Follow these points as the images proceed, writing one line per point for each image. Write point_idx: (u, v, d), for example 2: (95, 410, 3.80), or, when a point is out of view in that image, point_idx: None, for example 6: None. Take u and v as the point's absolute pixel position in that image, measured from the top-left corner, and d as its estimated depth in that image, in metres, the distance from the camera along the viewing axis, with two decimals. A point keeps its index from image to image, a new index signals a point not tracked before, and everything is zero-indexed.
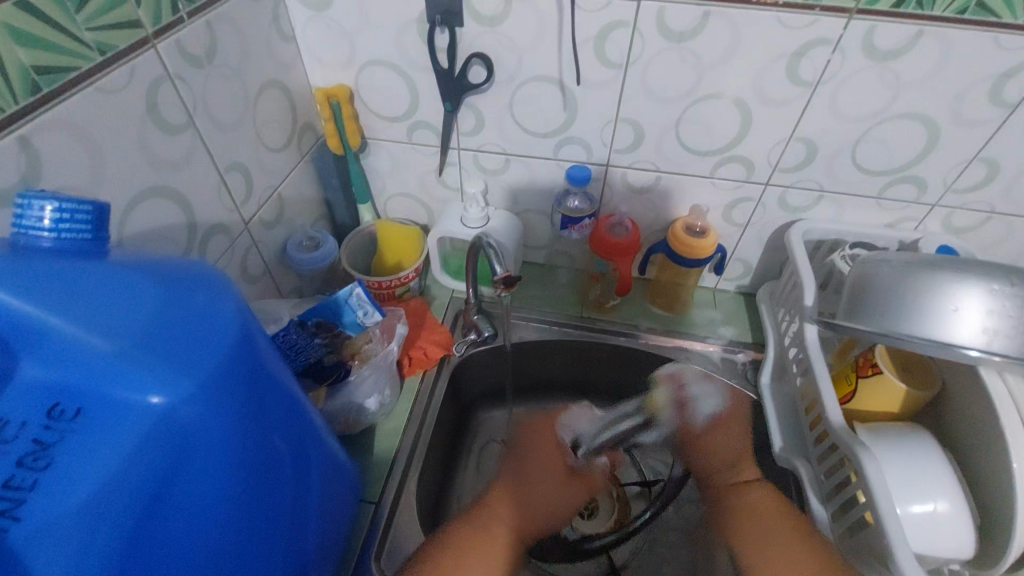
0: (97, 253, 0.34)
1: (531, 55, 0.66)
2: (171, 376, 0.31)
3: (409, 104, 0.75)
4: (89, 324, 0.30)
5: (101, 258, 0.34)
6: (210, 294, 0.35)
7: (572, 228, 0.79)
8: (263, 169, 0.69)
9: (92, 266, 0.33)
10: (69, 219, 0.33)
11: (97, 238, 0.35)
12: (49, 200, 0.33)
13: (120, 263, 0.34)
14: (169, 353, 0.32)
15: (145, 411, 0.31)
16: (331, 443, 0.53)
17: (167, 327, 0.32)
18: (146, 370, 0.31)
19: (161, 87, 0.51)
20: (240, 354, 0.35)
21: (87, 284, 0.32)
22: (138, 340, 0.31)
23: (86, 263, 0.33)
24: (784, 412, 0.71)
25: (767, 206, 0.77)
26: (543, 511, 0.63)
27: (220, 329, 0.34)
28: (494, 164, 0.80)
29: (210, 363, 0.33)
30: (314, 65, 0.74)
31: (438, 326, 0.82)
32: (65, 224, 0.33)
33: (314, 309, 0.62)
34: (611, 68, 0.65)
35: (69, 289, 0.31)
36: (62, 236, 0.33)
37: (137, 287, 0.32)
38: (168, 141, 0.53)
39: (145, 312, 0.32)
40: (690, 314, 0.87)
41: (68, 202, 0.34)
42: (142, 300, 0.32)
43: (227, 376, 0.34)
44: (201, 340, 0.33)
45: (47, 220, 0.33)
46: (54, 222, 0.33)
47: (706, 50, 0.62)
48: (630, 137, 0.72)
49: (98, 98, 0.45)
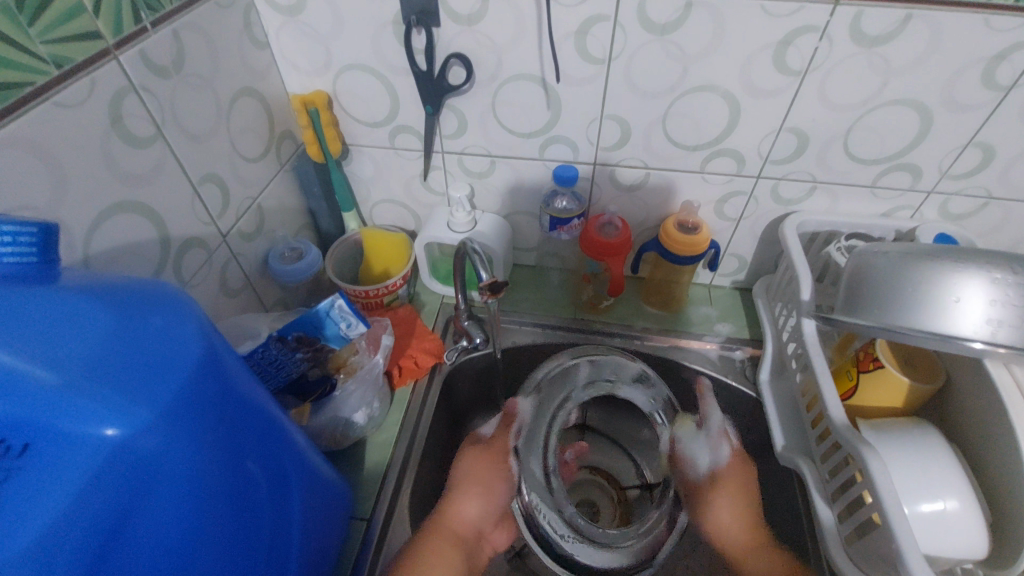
0: (42, 276, 0.33)
1: (511, 52, 0.64)
2: (127, 405, 0.30)
3: (389, 109, 0.73)
4: (36, 354, 0.29)
5: (50, 284, 0.32)
6: (168, 318, 0.34)
7: (561, 229, 0.77)
8: (241, 180, 0.67)
9: (40, 293, 0.31)
10: (12, 241, 0.32)
11: (41, 261, 0.33)
12: None
13: (72, 288, 0.32)
14: (122, 383, 0.30)
15: (96, 443, 0.29)
16: (314, 463, 0.51)
17: (121, 355, 0.31)
18: (98, 401, 0.29)
19: (125, 99, 0.49)
20: (201, 380, 0.34)
21: (33, 312, 0.30)
22: (87, 368, 0.29)
23: (34, 290, 0.31)
24: (785, 409, 0.70)
25: (760, 199, 0.75)
26: (495, 491, 0.71)
27: (179, 355, 0.33)
28: (479, 166, 0.78)
29: (169, 389, 0.32)
30: (290, 71, 0.72)
31: (429, 334, 0.81)
32: (5, 246, 0.32)
33: (293, 324, 0.60)
34: (594, 63, 0.63)
35: (12, 318, 0.29)
36: (5, 261, 0.32)
37: (88, 315, 0.31)
38: (135, 154, 0.51)
39: (96, 341, 0.30)
40: (686, 311, 0.85)
41: (9, 223, 0.32)
42: (94, 328, 0.31)
43: (187, 402, 0.33)
44: (157, 367, 0.32)
45: None
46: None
47: (690, 42, 0.60)
48: (617, 133, 0.70)
49: (56, 113, 0.43)
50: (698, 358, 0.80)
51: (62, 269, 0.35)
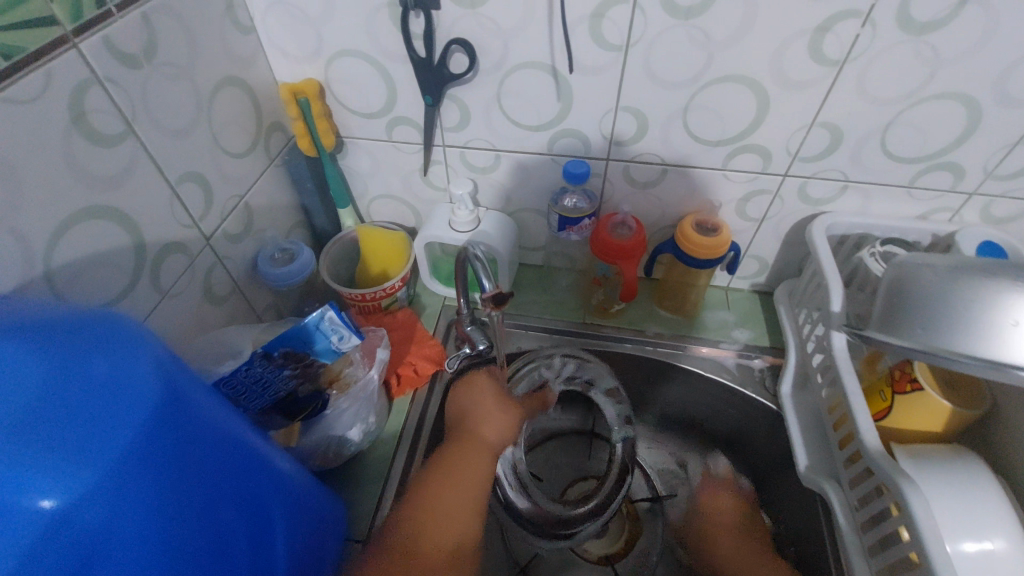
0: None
1: (519, 39, 0.59)
2: (64, 468, 0.27)
3: (386, 99, 0.68)
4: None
5: None
6: (115, 362, 0.31)
7: (571, 229, 0.72)
8: (225, 178, 0.62)
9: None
10: None
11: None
12: None
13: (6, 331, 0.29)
14: (58, 443, 0.27)
15: (29, 515, 0.26)
16: (305, 493, 0.48)
17: (55, 412, 0.28)
18: (31, 466, 0.26)
19: (88, 93, 0.44)
20: (155, 429, 0.31)
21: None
22: (16, 429, 0.27)
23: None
24: (808, 426, 0.66)
25: (786, 199, 0.69)
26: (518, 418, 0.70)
27: (127, 405, 0.30)
28: (483, 161, 0.73)
29: (116, 445, 0.29)
30: (278, 58, 0.66)
31: (429, 340, 0.77)
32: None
33: (280, 338, 0.54)
34: (610, 50, 0.58)
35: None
36: None
37: (21, 366, 0.28)
38: (102, 155, 0.46)
39: (28, 396, 0.27)
40: (701, 316, 0.80)
41: None
42: (24, 381, 0.28)
43: (138, 456, 0.30)
44: (100, 421, 0.29)
45: None
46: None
47: (717, 28, 0.54)
48: (632, 127, 0.64)
49: (7, 111, 0.38)
50: (713, 367, 0.76)
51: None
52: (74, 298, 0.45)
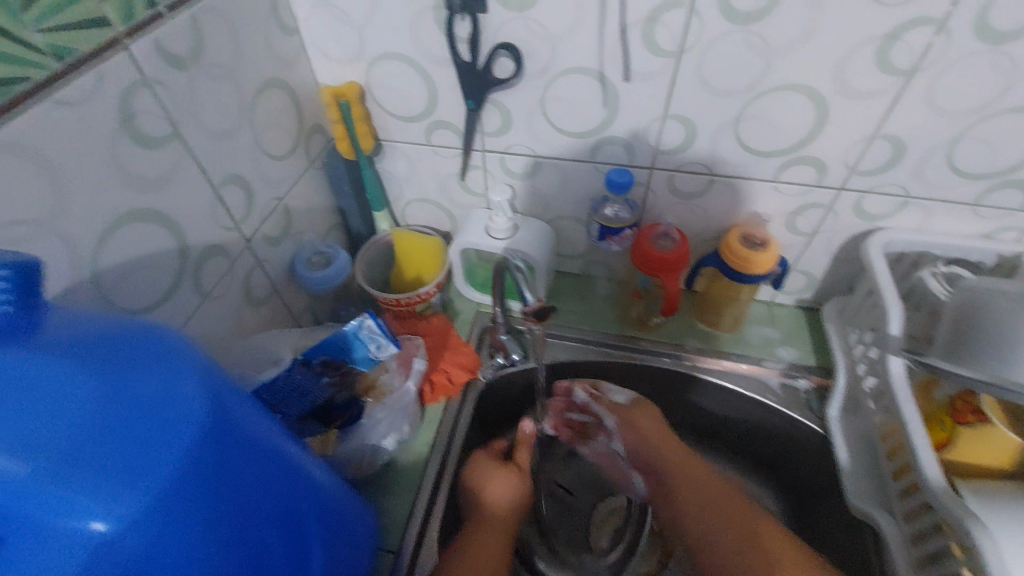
0: (21, 329, 0.29)
1: (567, 43, 0.57)
2: (113, 494, 0.26)
3: (427, 102, 0.67)
4: (9, 438, 0.25)
5: (33, 345, 0.28)
6: (166, 381, 0.30)
7: (611, 239, 0.70)
8: (266, 181, 0.62)
9: (17, 358, 0.27)
10: None
11: (20, 310, 0.29)
12: None
13: (58, 349, 0.29)
14: (108, 469, 0.27)
15: (80, 539, 0.26)
16: (341, 503, 0.47)
17: (106, 439, 0.27)
18: (81, 496, 0.26)
19: (138, 95, 0.44)
20: (204, 452, 0.30)
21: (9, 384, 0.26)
22: (68, 452, 0.26)
23: (10, 353, 0.27)
24: (859, 454, 0.63)
25: (840, 213, 0.66)
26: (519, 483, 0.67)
27: (175, 429, 0.29)
28: (522, 167, 0.71)
29: (165, 472, 0.28)
30: (321, 60, 0.66)
31: (463, 347, 0.75)
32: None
33: (318, 347, 0.55)
34: (661, 56, 0.56)
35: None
36: None
37: (73, 386, 0.27)
38: (149, 157, 0.46)
39: (79, 418, 0.27)
40: (743, 332, 0.78)
41: None
42: (75, 402, 0.27)
43: (187, 483, 0.29)
44: (150, 444, 0.28)
45: None
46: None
47: (777, 34, 0.52)
48: (681, 135, 0.62)
49: (59, 113, 0.38)
50: (756, 386, 0.73)
51: (48, 315, 0.31)
52: (118, 301, 0.45)
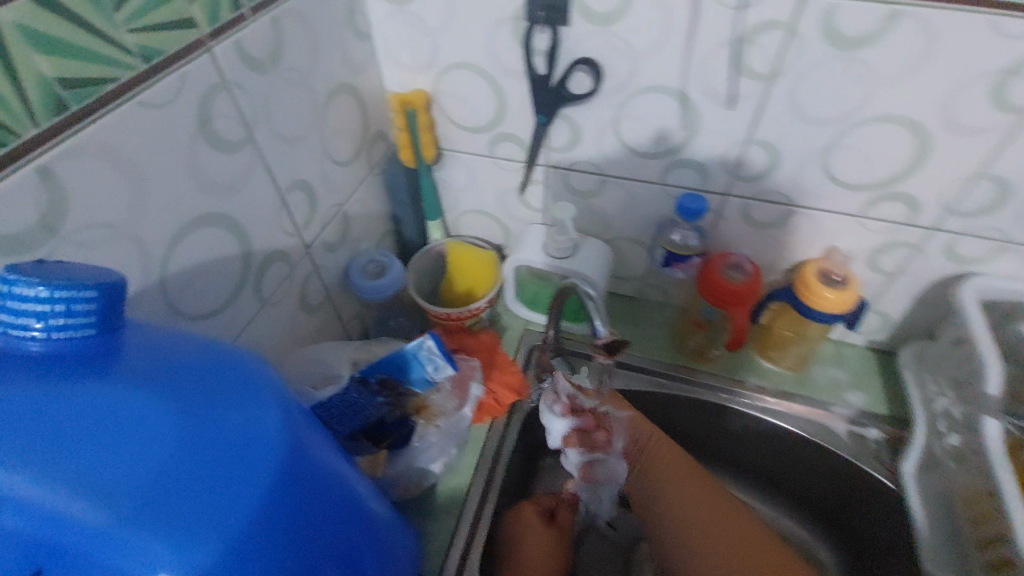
0: (100, 353, 0.26)
1: (650, 61, 0.54)
2: (187, 545, 0.23)
3: (495, 114, 0.65)
4: (80, 478, 0.23)
5: (112, 369, 0.26)
6: (248, 416, 0.27)
7: (678, 266, 0.67)
8: (329, 186, 0.60)
9: (93, 386, 0.25)
10: (66, 313, 0.25)
11: (100, 333, 0.27)
12: (41, 286, 0.25)
13: (137, 373, 0.26)
14: (182, 516, 0.24)
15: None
16: (396, 539, 0.43)
17: (182, 482, 0.24)
18: (152, 546, 0.23)
19: (216, 98, 0.43)
20: (282, 497, 0.27)
21: (82, 416, 0.24)
22: (142, 496, 0.23)
23: (86, 381, 0.25)
24: (936, 518, 0.58)
25: (929, 254, 0.61)
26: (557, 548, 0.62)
27: (254, 471, 0.26)
28: (587, 185, 0.69)
29: (240, 521, 0.25)
30: (390, 66, 0.64)
31: (511, 366, 0.72)
32: (57, 321, 0.25)
33: (376, 364, 0.54)
34: (752, 79, 0.52)
35: (54, 428, 0.23)
36: (55, 336, 0.25)
37: (148, 418, 0.24)
38: (223, 162, 0.45)
39: (156, 459, 0.24)
40: (808, 372, 0.73)
41: (64, 286, 0.25)
42: (152, 438, 0.24)
43: (261, 532, 0.26)
44: (228, 489, 0.25)
45: (39, 317, 0.25)
46: (44, 321, 0.25)
47: (884, 61, 0.48)
48: (763, 162, 0.59)
49: (141, 115, 0.37)
50: (822, 433, 0.69)
51: (126, 335, 0.28)
52: (183, 307, 0.43)
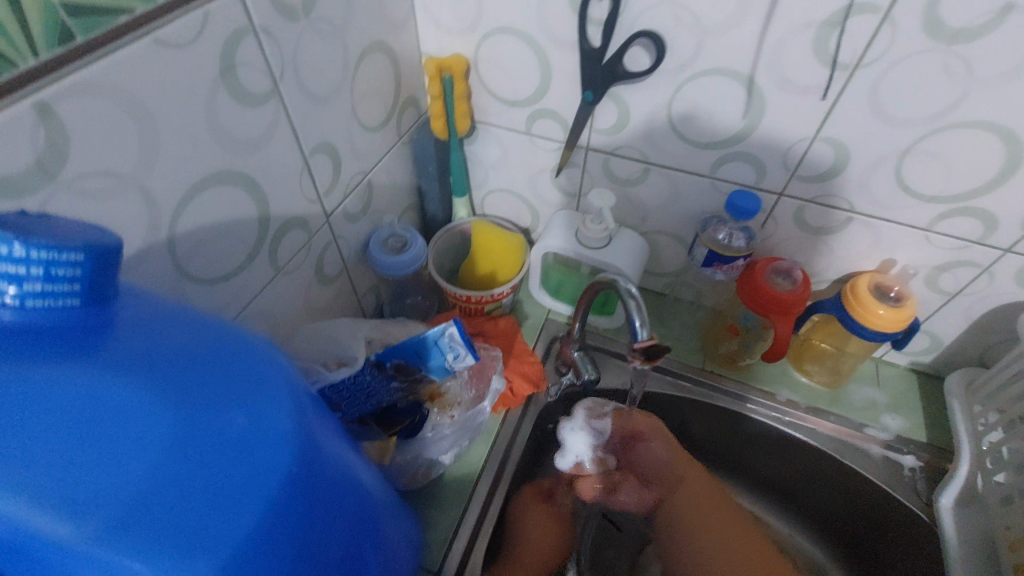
0: (83, 330, 0.22)
1: (718, 40, 0.49)
2: (176, 561, 0.20)
3: (537, 87, 0.60)
4: (50, 478, 0.19)
5: (97, 348, 0.22)
6: (252, 415, 0.23)
7: (718, 267, 0.62)
8: (356, 152, 0.56)
9: (73, 370, 0.21)
10: (43, 278, 0.21)
11: (85, 305, 0.22)
12: (12, 242, 0.20)
13: (126, 355, 0.22)
14: (171, 527, 0.20)
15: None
16: (398, 539, 0.40)
17: (172, 488, 0.20)
18: (134, 562, 0.19)
19: (242, 44, 0.39)
20: (287, 508, 0.23)
21: (55, 405, 0.20)
22: (122, 502, 0.20)
23: (65, 362, 0.21)
24: (972, 558, 0.54)
25: (997, 276, 0.56)
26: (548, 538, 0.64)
27: (257, 475, 0.22)
28: (628, 173, 0.64)
29: (237, 532, 0.21)
30: (429, 26, 0.60)
31: (529, 357, 0.68)
32: (33, 288, 0.21)
33: (394, 348, 0.48)
34: (831, 68, 0.47)
35: (22, 419, 0.19)
36: (29, 305, 0.21)
37: (136, 410, 0.21)
38: (246, 116, 0.41)
39: (142, 460, 0.20)
40: (844, 388, 0.69)
41: (42, 246, 0.21)
42: (139, 433, 0.20)
43: (261, 546, 0.22)
44: (226, 498, 0.21)
45: (9, 281, 0.20)
46: (18, 287, 0.21)
47: (987, 59, 0.43)
48: (828, 161, 0.54)
49: (157, 55, 0.33)
50: (854, 455, 0.65)
51: (117, 309, 0.24)
52: (192, 270, 0.40)
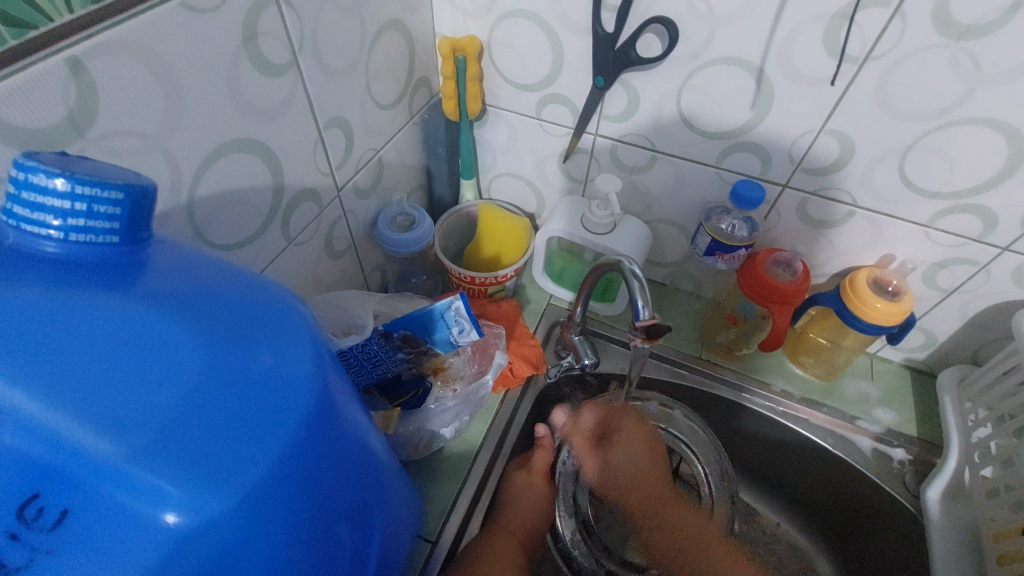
0: (120, 265, 0.24)
1: (730, 31, 0.50)
2: (204, 485, 0.21)
3: (549, 72, 0.61)
4: (93, 401, 0.20)
5: (134, 284, 0.23)
6: (278, 356, 0.25)
7: (720, 256, 0.63)
8: (369, 129, 0.57)
9: (112, 303, 0.22)
10: (85, 211, 0.22)
11: (123, 244, 0.24)
12: (60, 176, 0.22)
13: (162, 294, 0.23)
14: (201, 454, 0.21)
15: (154, 533, 0.21)
16: (400, 503, 0.40)
17: (202, 418, 0.22)
18: (165, 485, 0.21)
19: (263, 14, 0.39)
20: (306, 448, 0.24)
21: (99, 336, 0.21)
22: (157, 426, 0.21)
23: (105, 295, 0.22)
24: (953, 546, 0.55)
25: (994, 275, 0.57)
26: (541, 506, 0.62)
27: (280, 413, 0.23)
28: (635, 160, 0.65)
29: (261, 464, 0.23)
30: (445, 7, 0.60)
31: (530, 339, 0.69)
32: (76, 222, 0.22)
33: (401, 319, 0.50)
34: (841, 61, 0.48)
35: (64, 343, 0.21)
36: (71, 238, 0.23)
37: (170, 344, 0.22)
38: (266, 85, 0.42)
39: (177, 390, 0.21)
40: (839, 381, 0.70)
41: (86, 180, 0.22)
42: (173, 365, 0.22)
43: (282, 481, 0.24)
44: (253, 432, 0.23)
45: (54, 213, 0.22)
46: (61, 219, 0.22)
47: (995, 56, 0.43)
48: (833, 153, 0.55)
49: (183, 19, 0.34)
50: (846, 447, 0.66)
51: (151, 253, 0.26)
52: (209, 234, 0.41)
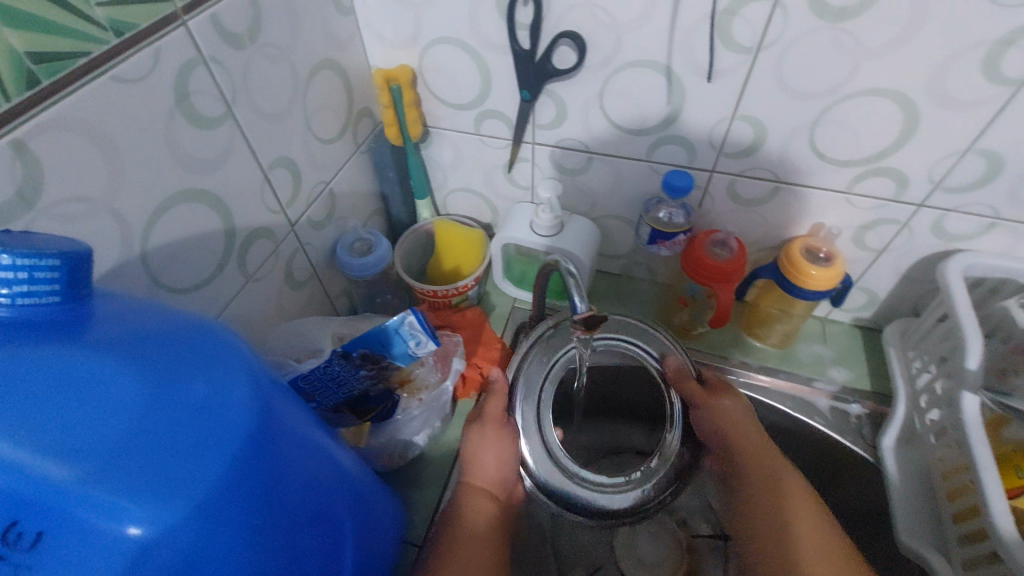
0: (66, 320, 0.27)
1: (635, 36, 0.54)
2: (157, 498, 0.24)
3: (479, 90, 0.64)
4: (49, 437, 0.23)
5: (80, 334, 0.27)
6: (212, 383, 0.27)
7: (662, 243, 0.67)
8: (314, 164, 0.60)
9: (58, 352, 0.25)
10: (27, 278, 0.26)
11: (65, 301, 0.27)
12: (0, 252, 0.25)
13: (106, 341, 0.27)
14: (149, 473, 0.24)
15: (118, 545, 0.24)
16: (375, 498, 0.43)
17: (150, 441, 0.25)
18: (122, 503, 0.24)
19: (193, 74, 0.43)
20: (250, 460, 0.27)
21: (48, 383, 0.24)
22: (107, 453, 0.24)
23: (54, 347, 0.25)
24: (909, 488, 0.59)
25: (916, 231, 0.61)
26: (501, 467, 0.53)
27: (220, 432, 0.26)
28: (573, 163, 0.69)
29: (207, 477, 0.26)
30: (374, 41, 0.64)
31: (496, 343, 0.72)
32: (21, 288, 0.26)
33: (359, 339, 0.53)
34: (739, 52, 0.52)
35: (19, 393, 0.24)
36: (18, 302, 0.26)
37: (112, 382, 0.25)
38: (203, 138, 0.45)
39: (122, 420, 0.24)
40: (793, 348, 0.74)
41: (25, 252, 0.26)
42: (117, 401, 0.25)
43: (231, 489, 0.27)
44: (197, 450, 0.26)
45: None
46: (7, 287, 0.26)
47: (872, 32, 0.47)
48: (748, 136, 0.59)
49: (113, 90, 0.37)
50: (806, 408, 0.69)
51: (94, 306, 0.29)
52: (164, 280, 0.44)
